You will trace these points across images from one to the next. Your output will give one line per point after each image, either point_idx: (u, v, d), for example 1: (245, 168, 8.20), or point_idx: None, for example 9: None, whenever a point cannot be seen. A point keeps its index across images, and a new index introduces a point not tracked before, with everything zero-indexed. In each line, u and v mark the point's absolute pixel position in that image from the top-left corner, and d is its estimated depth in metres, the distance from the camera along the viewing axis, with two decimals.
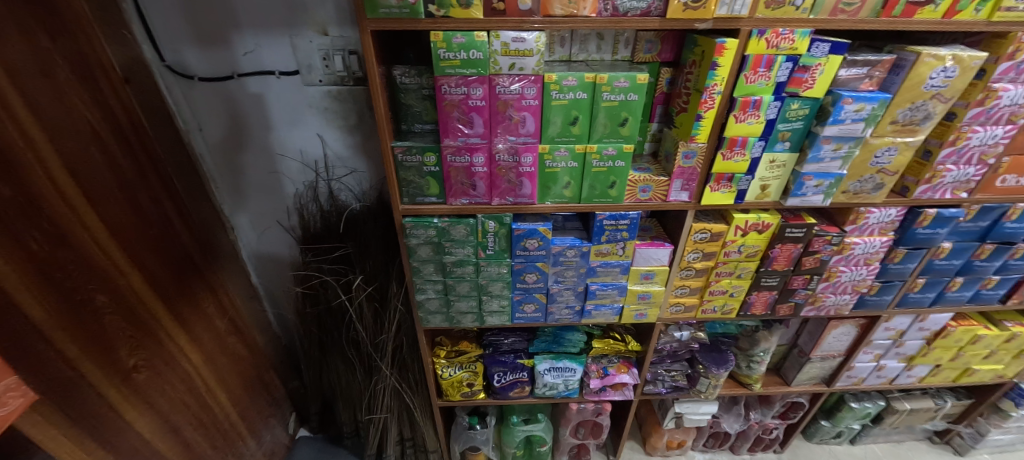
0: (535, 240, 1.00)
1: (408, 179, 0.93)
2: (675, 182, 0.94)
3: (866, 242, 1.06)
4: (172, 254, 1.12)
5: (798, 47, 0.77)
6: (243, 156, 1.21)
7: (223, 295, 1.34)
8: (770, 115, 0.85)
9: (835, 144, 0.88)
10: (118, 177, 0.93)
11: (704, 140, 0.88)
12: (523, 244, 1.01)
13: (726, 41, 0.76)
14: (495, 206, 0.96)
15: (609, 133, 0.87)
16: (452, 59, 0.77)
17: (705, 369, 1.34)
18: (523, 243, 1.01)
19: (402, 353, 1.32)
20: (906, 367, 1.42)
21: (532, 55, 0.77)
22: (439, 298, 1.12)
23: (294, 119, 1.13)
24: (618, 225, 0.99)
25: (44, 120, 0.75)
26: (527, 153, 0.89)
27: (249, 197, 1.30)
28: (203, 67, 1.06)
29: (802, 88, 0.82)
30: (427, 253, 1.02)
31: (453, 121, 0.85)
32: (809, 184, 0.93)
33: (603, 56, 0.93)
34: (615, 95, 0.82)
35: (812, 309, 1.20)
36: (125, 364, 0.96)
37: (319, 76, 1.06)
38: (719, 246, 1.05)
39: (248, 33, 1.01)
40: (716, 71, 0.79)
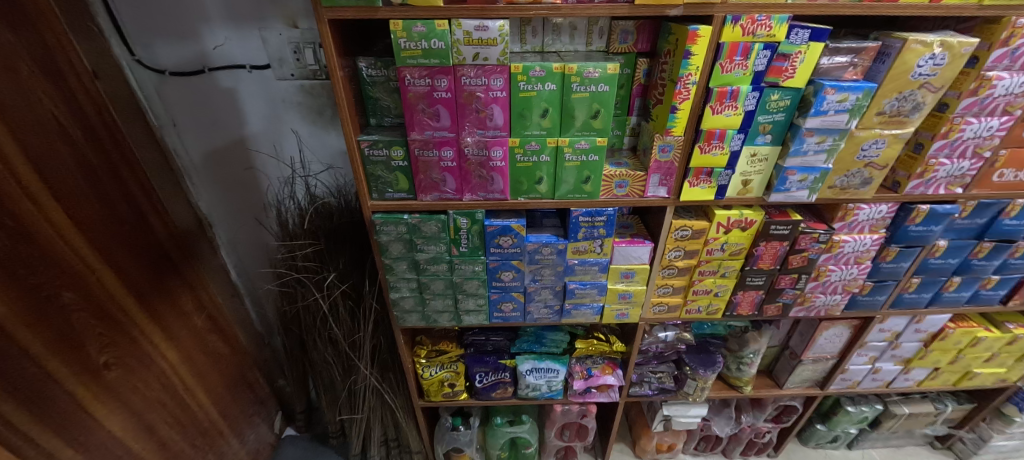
0: (508, 237, 0.97)
1: (376, 174, 0.91)
2: (652, 177, 0.90)
3: (856, 240, 1.02)
4: (147, 250, 1.10)
5: (776, 34, 0.74)
6: (219, 152, 1.20)
7: (202, 293, 1.32)
8: (749, 107, 0.81)
9: (819, 137, 0.84)
10: (87, 173, 0.92)
11: (681, 133, 0.84)
12: (496, 242, 0.98)
13: (699, 28, 0.72)
14: (467, 202, 0.94)
15: (581, 126, 0.84)
16: (413, 49, 0.74)
17: (692, 370, 1.31)
18: (496, 241, 0.98)
19: (381, 352, 1.30)
20: (903, 370, 1.37)
21: (496, 45, 0.74)
22: (414, 297, 1.09)
23: (268, 114, 1.12)
24: (594, 221, 0.96)
25: (8, 115, 0.73)
26: (496, 147, 0.86)
27: (227, 194, 1.29)
28: (173, 61, 1.04)
29: (781, 77, 0.78)
30: (399, 251, 1.00)
31: (419, 114, 0.82)
32: (793, 179, 0.89)
33: (577, 47, 0.90)
34: (585, 85, 0.79)
35: (801, 310, 1.16)
36: (95, 362, 0.95)
37: (291, 70, 1.04)
38: (701, 243, 1.01)
39: (218, 26, 1.00)
40: (690, 60, 0.75)
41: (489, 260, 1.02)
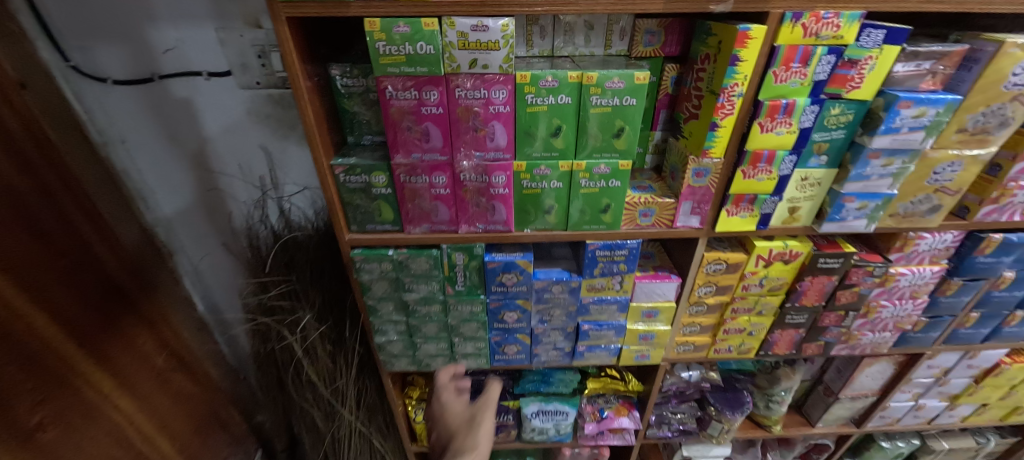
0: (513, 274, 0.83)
1: (354, 203, 0.76)
2: (683, 205, 0.76)
3: (914, 273, 0.88)
4: (91, 285, 0.93)
5: (844, 35, 0.59)
6: (176, 173, 1.04)
7: (163, 329, 1.15)
8: (805, 123, 0.67)
9: (885, 159, 0.70)
10: (14, 198, 0.74)
11: (720, 155, 0.70)
12: (499, 279, 0.84)
13: (751, 28, 0.58)
14: (463, 234, 0.79)
15: (601, 147, 0.70)
16: (394, 55, 0.59)
17: (717, 412, 1.16)
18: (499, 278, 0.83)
19: (367, 395, 1.15)
20: (949, 406, 1.24)
21: (498, 49, 0.59)
22: (403, 340, 0.95)
23: (232, 129, 0.97)
24: (613, 256, 0.82)
25: None
26: (498, 172, 0.71)
27: (189, 219, 1.13)
28: (117, 67, 0.89)
29: (846, 88, 0.64)
30: (384, 290, 0.85)
31: (404, 134, 0.67)
32: (850, 206, 0.75)
33: (593, 51, 0.75)
34: (606, 98, 0.64)
35: (844, 348, 1.02)
36: (25, 426, 0.76)
37: (255, 77, 0.89)
38: (736, 278, 0.87)
39: (167, 27, 0.84)
40: (737, 68, 0.61)
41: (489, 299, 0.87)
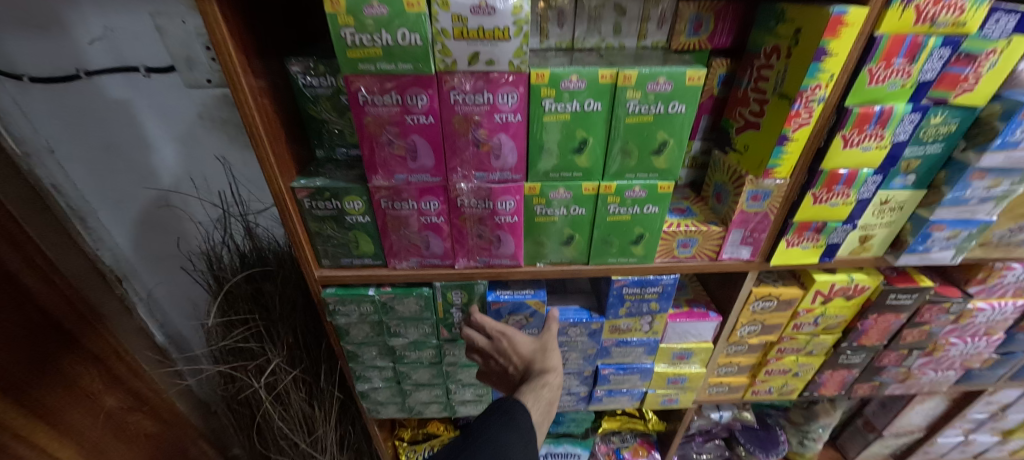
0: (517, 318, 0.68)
1: (325, 233, 0.61)
2: (733, 234, 0.62)
3: (995, 308, 0.74)
4: (16, 324, 0.75)
5: (967, 22, 0.45)
6: (119, 188, 0.89)
7: (116, 364, 0.98)
8: (899, 136, 0.52)
9: (991, 180, 0.56)
10: None
11: (786, 175, 0.55)
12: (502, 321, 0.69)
13: (850, 10, 0.42)
14: (461, 270, 0.64)
15: (635, 166, 0.55)
16: (368, 47, 0.44)
17: (747, 453, 1.04)
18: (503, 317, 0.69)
19: (351, 438, 1.01)
20: (1000, 441, 1.11)
21: (508, 39, 0.44)
22: (390, 387, 0.80)
23: (183, 137, 0.82)
24: (644, 294, 0.68)
25: None
26: (504, 197, 0.56)
27: (140, 239, 0.98)
28: (28, 61, 0.71)
29: (955, 90, 0.50)
30: (365, 334, 0.70)
31: (384, 150, 0.52)
32: (938, 235, 0.61)
33: (623, 42, 0.59)
34: (646, 105, 0.50)
35: (899, 387, 0.89)
36: None
37: (205, 74, 0.73)
38: (787, 317, 0.73)
39: (90, 10, 0.68)
40: (823, 65, 0.46)
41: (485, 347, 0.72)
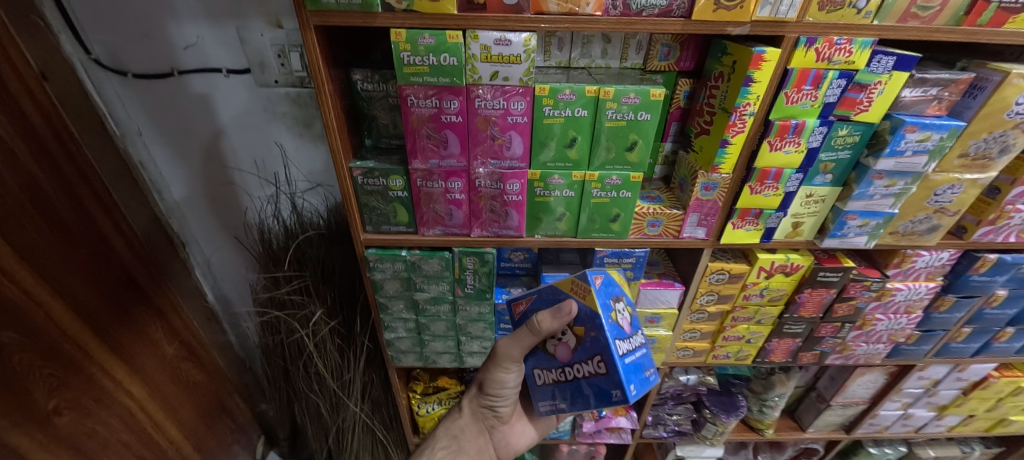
0: (598, 355, 0.61)
1: (371, 205, 0.78)
2: (691, 216, 0.78)
3: (910, 288, 0.90)
4: (107, 275, 0.94)
5: (855, 61, 0.61)
6: (192, 165, 1.07)
7: (173, 316, 1.15)
8: (813, 143, 0.69)
9: (888, 180, 0.72)
10: (32, 191, 0.76)
11: (728, 171, 0.72)
12: (542, 365, 0.70)
13: (766, 51, 0.59)
14: (475, 238, 0.82)
15: (614, 159, 0.72)
16: (419, 65, 0.61)
17: (712, 415, 1.20)
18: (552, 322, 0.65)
19: (373, 387, 1.20)
20: (936, 415, 1.27)
21: (519, 63, 0.61)
22: (411, 338, 0.98)
23: (248, 124, 1.00)
24: (621, 264, 0.86)
25: None
26: (512, 180, 0.73)
27: (204, 210, 1.16)
28: (137, 61, 0.90)
29: (854, 110, 0.66)
30: (395, 289, 0.88)
31: (422, 140, 0.69)
32: (852, 224, 0.78)
33: (609, 62, 0.76)
34: (622, 113, 0.66)
35: (838, 358, 1.05)
36: (42, 409, 0.79)
37: (274, 76, 0.91)
38: (738, 288, 0.90)
39: (188, 23, 0.86)
40: (750, 88, 0.63)
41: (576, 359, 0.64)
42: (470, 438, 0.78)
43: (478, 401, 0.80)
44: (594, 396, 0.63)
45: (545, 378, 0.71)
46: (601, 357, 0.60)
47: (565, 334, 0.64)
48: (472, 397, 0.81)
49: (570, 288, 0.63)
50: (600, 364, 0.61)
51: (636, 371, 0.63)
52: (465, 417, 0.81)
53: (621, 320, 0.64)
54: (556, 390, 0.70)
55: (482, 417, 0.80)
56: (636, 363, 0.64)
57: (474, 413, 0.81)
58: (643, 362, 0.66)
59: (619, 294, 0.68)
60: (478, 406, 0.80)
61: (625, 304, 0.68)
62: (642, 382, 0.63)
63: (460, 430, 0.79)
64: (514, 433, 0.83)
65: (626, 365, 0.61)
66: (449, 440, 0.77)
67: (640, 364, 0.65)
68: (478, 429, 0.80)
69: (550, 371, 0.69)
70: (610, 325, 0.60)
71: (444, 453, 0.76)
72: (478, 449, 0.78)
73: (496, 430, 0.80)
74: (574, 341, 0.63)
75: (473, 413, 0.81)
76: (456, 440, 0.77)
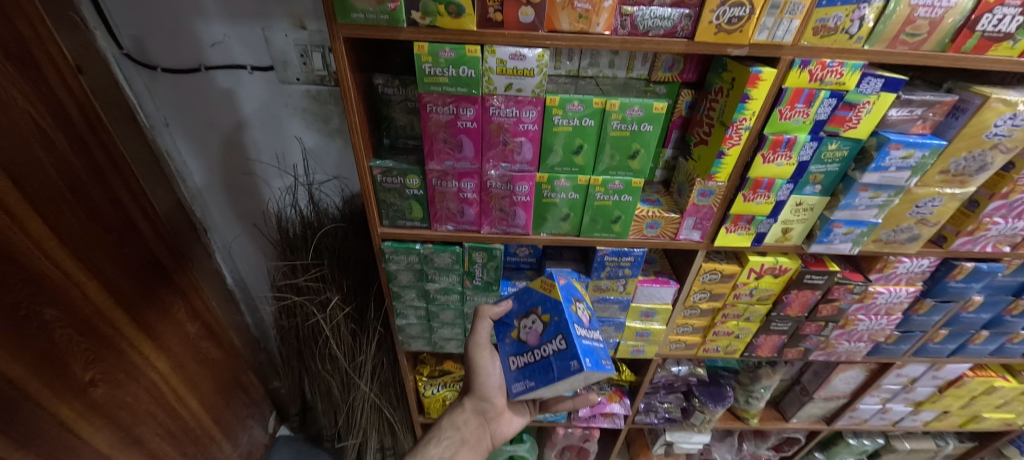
0: (559, 333, 0.68)
1: (388, 201, 0.83)
2: (687, 220, 0.83)
3: (892, 292, 0.96)
4: (137, 257, 1.00)
5: (845, 82, 0.66)
6: (215, 156, 1.13)
7: (195, 298, 1.21)
8: (803, 157, 0.74)
9: (873, 192, 0.77)
10: (69, 178, 0.81)
11: (723, 180, 0.77)
12: (515, 352, 0.76)
13: (762, 71, 0.63)
14: (484, 234, 0.87)
15: (617, 166, 0.77)
16: (439, 75, 0.65)
17: (700, 404, 1.28)
18: (526, 314, 0.76)
19: (383, 369, 1.28)
20: (913, 411, 1.35)
21: (532, 76, 0.65)
22: (421, 324, 1.05)
23: (270, 118, 1.05)
24: (620, 262, 0.91)
25: None
26: (522, 182, 0.78)
27: (225, 197, 1.22)
28: (166, 56, 0.95)
29: (843, 127, 0.71)
30: (408, 279, 0.95)
31: (439, 143, 0.74)
32: (838, 231, 0.83)
33: (616, 73, 0.80)
34: (626, 124, 0.71)
35: (821, 354, 1.12)
36: (79, 380, 0.86)
37: (296, 74, 0.96)
38: (729, 287, 0.96)
39: (216, 22, 0.90)
40: (747, 105, 0.67)
41: (541, 339, 0.71)
42: (470, 430, 0.82)
43: (477, 397, 0.84)
44: (555, 374, 0.67)
45: (518, 363, 0.75)
46: (561, 335, 0.68)
47: (533, 321, 0.74)
48: (471, 395, 0.85)
49: (540, 287, 0.76)
50: (561, 341, 0.67)
51: (592, 353, 0.68)
52: (467, 411, 0.84)
53: (579, 313, 0.74)
54: (525, 374, 0.72)
55: (481, 410, 0.84)
56: (597, 353, 0.70)
57: (476, 409, 0.84)
58: (603, 356, 0.71)
59: (579, 298, 0.79)
60: (478, 402, 0.84)
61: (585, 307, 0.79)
62: (595, 358, 0.67)
63: (462, 423, 0.82)
64: (507, 420, 0.87)
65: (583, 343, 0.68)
66: (452, 432, 0.81)
67: (596, 352, 0.70)
68: (479, 423, 0.83)
69: (520, 356, 0.75)
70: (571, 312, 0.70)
71: (448, 444, 0.79)
72: (478, 438, 0.82)
73: (493, 421, 0.85)
74: (540, 325, 0.72)
75: (474, 410, 0.84)
76: (458, 433, 0.80)
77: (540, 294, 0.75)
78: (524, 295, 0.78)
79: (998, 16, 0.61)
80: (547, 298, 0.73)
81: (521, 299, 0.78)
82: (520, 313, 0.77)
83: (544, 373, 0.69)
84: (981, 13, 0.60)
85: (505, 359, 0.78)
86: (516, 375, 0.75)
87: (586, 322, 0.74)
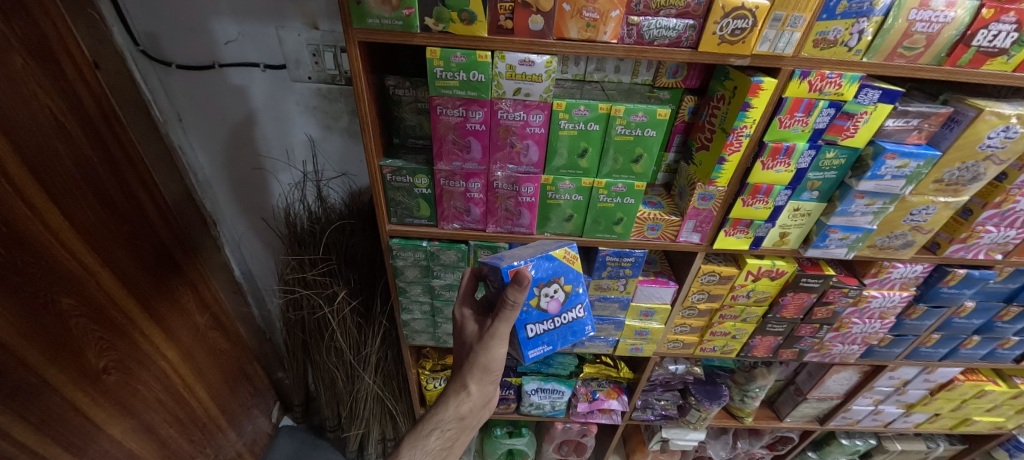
0: (579, 303, 0.77)
1: (397, 199, 0.86)
2: (688, 223, 0.86)
3: (885, 296, 0.99)
4: (149, 249, 1.02)
5: (844, 93, 0.67)
6: (225, 151, 1.15)
7: (204, 290, 1.24)
8: (802, 165, 0.76)
9: (869, 199, 0.79)
10: (86, 171, 0.83)
11: (724, 184, 0.79)
12: (535, 319, 0.73)
13: (763, 81, 0.65)
14: (489, 233, 0.90)
15: (620, 169, 0.79)
16: (449, 79, 0.68)
17: (696, 402, 1.31)
18: (548, 282, 0.73)
19: (386, 362, 1.31)
20: (904, 413, 1.38)
21: (540, 81, 0.67)
22: (425, 319, 1.08)
23: (281, 115, 1.07)
24: (621, 262, 0.94)
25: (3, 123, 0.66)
26: (527, 183, 0.81)
27: (234, 191, 1.25)
28: (181, 53, 0.97)
29: (841, 136, 0.73)
30: (414, 275, 0.97)
31: (448, 145, 0.76)
32: (833, 236, 0.85)
33: (621, 78, 0.82)
34: (630, 129, 0.73)
35: (815, 356, 1.15)
36: (93, 367, 0.89)
37: (308, 73, 0.98)
38: (727, 289, 0.98)
39: (231, 21, 0.92)
40: (748, 113, 0.69)
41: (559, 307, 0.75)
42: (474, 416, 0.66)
43: (482, 376, 0.66)
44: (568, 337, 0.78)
45: (536, 331, 0.73)
46: (579, 305, 0.77)
47: (556, 290, 0.73)
48: (474, 376, 0.65)
49: (563, 257, 0.75)
50: (579, 311, 0.77)
51: None
52: (473, 397, 0.66)
53: None
54: (541, 339, 0.75)
55: (487, 392, 0.67)
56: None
57: (482, 393, 0.67)
58: None
59: None
60: (482, 382, 0.66)
61: None
62: None
63: (466, 410, 0.65)
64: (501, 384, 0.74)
65: None
66: (455, 422, 0.64)
67: None
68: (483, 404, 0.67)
69: (537, 323, 0.73)
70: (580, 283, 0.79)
71: (449, 435, 0.64)
72: (480, 420, 0.69)
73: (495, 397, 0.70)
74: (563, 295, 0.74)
75: (480, 394, 0.66)
76: (461, 423, 0.65)
77: (563, 264, 0.75)
78: (544, 263, 0.73)
79: (993, 31, 0.63)
80: (569, 271, 0.75)
81: (540, 266, 0.72)
82: (541, 281, 0.72)
83: (558, 336, 0.77)
84: (977, 29, 0.62)
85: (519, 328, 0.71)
86: (532, 342, 0.73)
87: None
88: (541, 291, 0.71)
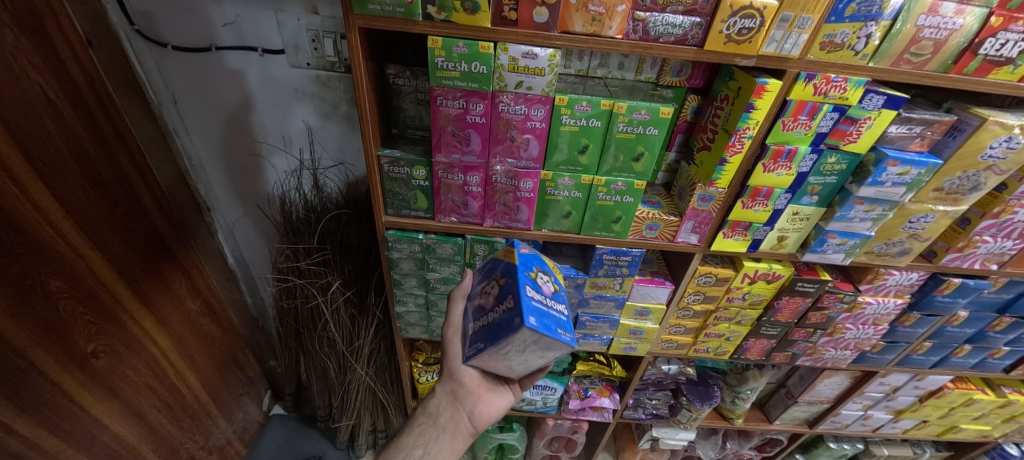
0: (508, 293, 0.64)
1: (394, 190, 0.84)
2: (686, 223, 0.85)
3: (880, 303, 0.99)
4: (140, 233, 1.00)
5: (849, 97, 0.67)
6: (221, 136, 1.13)
7: (196, 276, 1.22)
8: (803, 168, 0.76)
9: (868, 206, 0.79)
10: (77, 151, 0.82)
11: (724, 186, 0.79)
12: (472, 318, 0.71)
13: (768, 82, 0.64)
14: (487, 227, 0.89)
15: (620, 167, 0.78)
16: (451, 70, 0.66)
17: (688, 402, 1.31)
18: (487, 281, 0.73)
19: (380, 354, 1.31)
20: (893, 418, 1.39)
21: (543, 75, 0.66)
22: (419, 311, 1.07)
23: (278, 102, 1.05)
24: (618, 260, 0.93)
25: None
26: (526, 179, 0.80)
27: (229, 176, 1.22)
28: (177, 34, 0.95)
29: (844, 141, 0.72)
30: (409, 267, 0.97)
31: (447, 137, 0.75)
32: (832, 241, 0.85)
33: (624, 74, 0.81)
34: (632, 127, 0.72)
35: (808, 360, 1.15)
36: (81, 351, 0.87)
37: (307, 58, 0.97)
38: (722, 291, 0.98)
39: (229, 3, 0.91)
40: (751, 114, 0.68)
41: (495, 305, 0.66)
42: (445, 415, 0.74)
43: (449, 378, 0.75)
44: (500, 334, 0.61)
45: (474, 327, 0.69)
46: (511, 295, 0.63)
47: (491, 287, 0.70)
48: (443, 378, 0.76)
49: (506, 255, 0.73)
50: (510, 301, 0.63)
51: (545, 317, 0.62)
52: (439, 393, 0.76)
53: (547, 285, 0.71)
54: (477, 337, 0.67)
55: (455, 393, 0.75)
56: (554, 320, 0.63)
57: (448, 391, 0.75)
58: (565, 326, 0.65)
59: (542, 267, 0.74)
60: (449, 382, 0.75)
61: (549, 278, 0.73)
62: (549, 326, 0.60)
63: (435, 408, 0.74)
64: (486, 401, 0.76)
65: (530, 303, 0.61)
66: (425, 418, 0.74)
67: (553, 318, 0.64)
68: (453, 406, 0.74)
69: (477, 321, 0.69)
70: (524, 275, 0.66)
71: (420, 431, 0.72)
72: (455, 423, 0.74)
73: (470, 400, 0.75)
74: (496, 289, 0.68)
75: (448, 392, 0.75)
76: (431, 420, 0.73)
77: (503, 261, 0.72)
78: (491, 266, 0.76)
79: (1001, 40, 0.62)
80: (502, 273, 0.70)
81: (488, 269, 0.76)
82: (484, 281, 0.75)
83: (491, 333, 0.63)
84: (984, 37, 0.61)
85: (466, 325, 0.74)
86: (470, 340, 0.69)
87: (548, 292, 0.68)
88: (477, 288, 0.73)
